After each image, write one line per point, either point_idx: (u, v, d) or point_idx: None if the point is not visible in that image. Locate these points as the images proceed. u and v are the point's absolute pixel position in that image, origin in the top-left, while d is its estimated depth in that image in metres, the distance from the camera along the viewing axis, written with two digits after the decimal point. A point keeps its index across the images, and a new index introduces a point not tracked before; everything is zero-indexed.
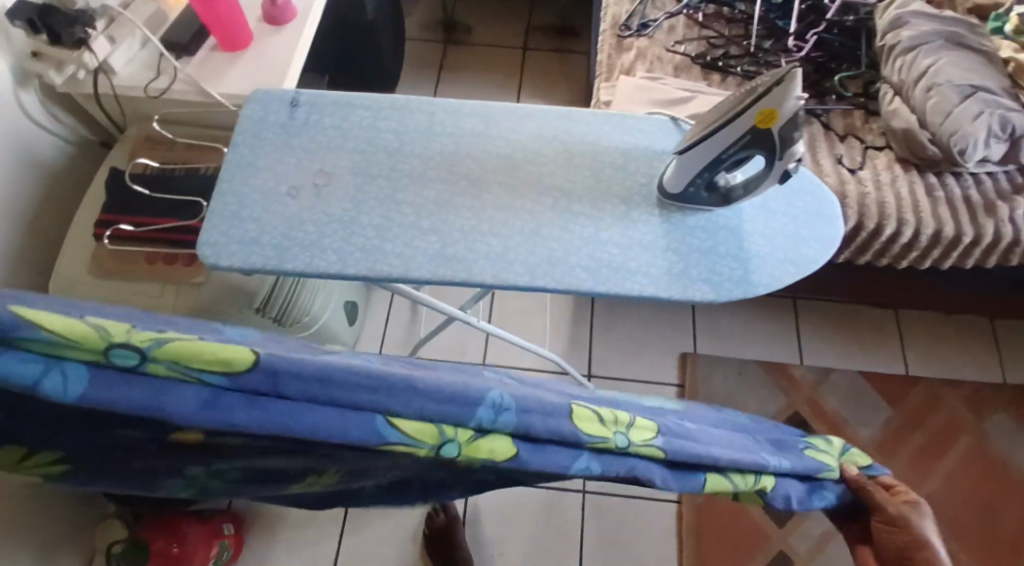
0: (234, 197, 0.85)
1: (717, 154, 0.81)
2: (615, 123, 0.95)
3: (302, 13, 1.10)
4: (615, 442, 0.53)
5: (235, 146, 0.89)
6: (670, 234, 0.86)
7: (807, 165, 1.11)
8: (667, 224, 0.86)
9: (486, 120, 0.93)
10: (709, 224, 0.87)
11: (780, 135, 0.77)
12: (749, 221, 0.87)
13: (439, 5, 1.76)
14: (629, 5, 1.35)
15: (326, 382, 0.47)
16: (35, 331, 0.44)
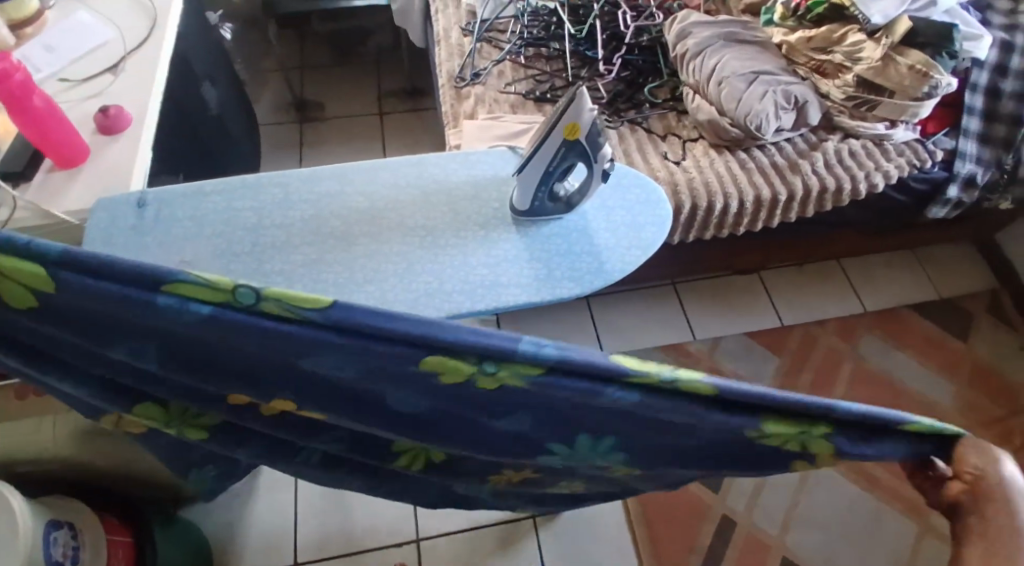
0: None
1: (545, 175, 0.87)
2: (458, 161, 0.98)
3: (141, 119, 1.07)
4: (658, 375, 0.52)
5: (84, 257, 0.84)
6: (528, 246, 0.90)
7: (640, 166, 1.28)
8: (524, 237, 0.90)
9: (346, 182, 0.93)
10: (560, 229, 0.92)
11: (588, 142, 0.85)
12: (593, 220, 0.94)
13: (288, 92, 2.16)
14: (459, 60, 1.50)
15: (393, 319, 0.49)
16: (186, 275, 0.48)
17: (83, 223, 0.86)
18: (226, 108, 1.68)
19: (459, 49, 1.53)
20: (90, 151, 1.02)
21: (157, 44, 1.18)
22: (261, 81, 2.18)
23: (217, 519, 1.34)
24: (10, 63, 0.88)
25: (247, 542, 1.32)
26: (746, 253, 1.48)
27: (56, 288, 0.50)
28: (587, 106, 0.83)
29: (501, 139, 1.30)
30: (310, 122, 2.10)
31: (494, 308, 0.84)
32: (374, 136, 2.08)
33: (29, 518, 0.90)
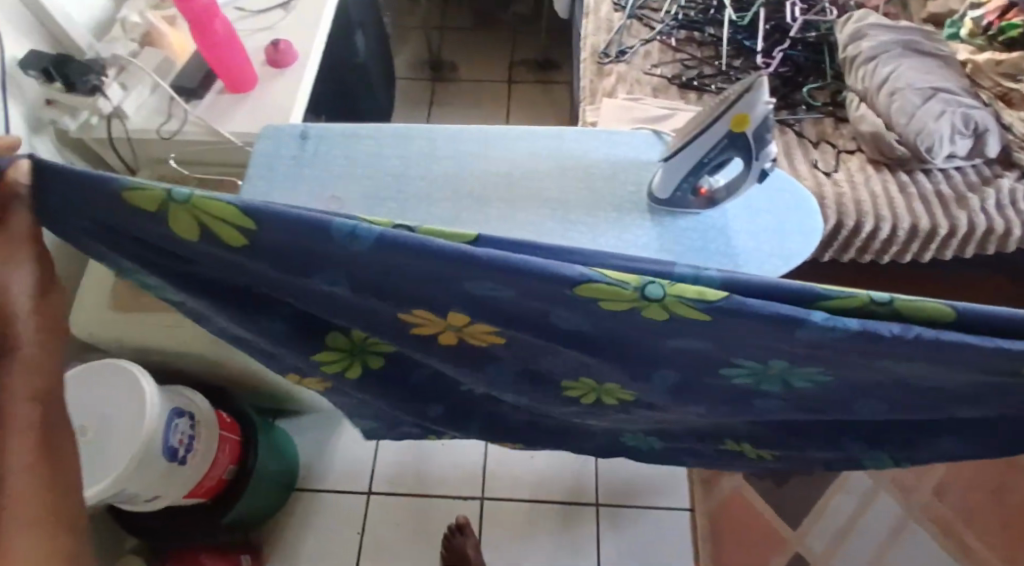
0: None
1: (696, 163, 0.83)
2: (605, 140, 0.96)
3: (306, 55, 1.13)
4: (868, 297, 0.48)
5: (247, 177, 0.89)
6: (663, 237, 0.87)
7: (785, 172, 1.22)
8: (659, 228, 0.87)
9: (493, 145, 0.94)
10: (698, 225, 0.88)
11: (755, 136, 0.79)
12: (735, 220, 0.89)
13: (426, 49, 2.19)
14: (606, 35, 1.47)
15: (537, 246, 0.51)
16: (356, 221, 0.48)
17: (250, 145, 0.91)
18: (369, 57, 1.73)
19: (607, 24, 1.49)
20: (257, 78, 1.10)
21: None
22: (402, 36, 2.22)
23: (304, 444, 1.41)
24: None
25: (328, 471, 1.38)
26: (880, 284, 1.37)
27: (238, 222, 0.49)
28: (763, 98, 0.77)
29: (640, 122, 1.26)
30: (441, 81, 2.12)
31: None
32: (500, 103, 2.08)
33: (157, 407, 0.98)
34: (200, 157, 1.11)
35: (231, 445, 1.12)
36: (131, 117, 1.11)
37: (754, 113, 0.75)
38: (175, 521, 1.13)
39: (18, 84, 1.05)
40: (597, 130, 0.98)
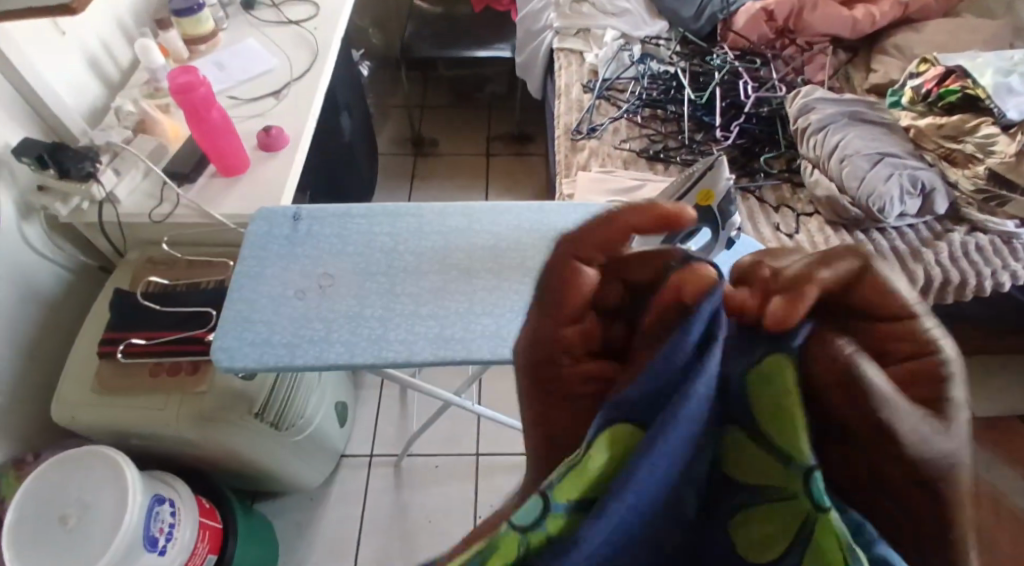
0: (246, 303, 0.90)
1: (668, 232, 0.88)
2: (578, 214, 1.03)
3: (296, 140, 1.26)
4: None
5: (241, 258, 0.96)
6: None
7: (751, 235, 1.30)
8: None
9: (475, 220, 1.01)
10: None
11: (720, 210, 0.87)
12: None
13: (407, 126, 2.29)
14: (577, 114, 1.57)
15: None
16: None
17: (244, 228, 0.98)
18: (351, 138, 1.82)
19: (578, 104, 1.59)
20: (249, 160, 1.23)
21: (311, 86, 1.37)
22: (384, 115, 2.32)
23: (293, 522, 1.40)
24: (201, 80, 1.08)
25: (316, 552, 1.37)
26: None
27: None
28: (724, 175, 0.85)
29: (613, 194, 1.33)
30: (423, 155, 2.21)
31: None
32: (479, 174, 2.17)
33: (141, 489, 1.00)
34: (192, 240, 1.22)
35: (212, 529, 1.13)
36: (122, 201, 1.17)
37: (719, 188, 0.84)
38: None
39: (10, 171, 1.12)
40: (575, 203, 1.05)
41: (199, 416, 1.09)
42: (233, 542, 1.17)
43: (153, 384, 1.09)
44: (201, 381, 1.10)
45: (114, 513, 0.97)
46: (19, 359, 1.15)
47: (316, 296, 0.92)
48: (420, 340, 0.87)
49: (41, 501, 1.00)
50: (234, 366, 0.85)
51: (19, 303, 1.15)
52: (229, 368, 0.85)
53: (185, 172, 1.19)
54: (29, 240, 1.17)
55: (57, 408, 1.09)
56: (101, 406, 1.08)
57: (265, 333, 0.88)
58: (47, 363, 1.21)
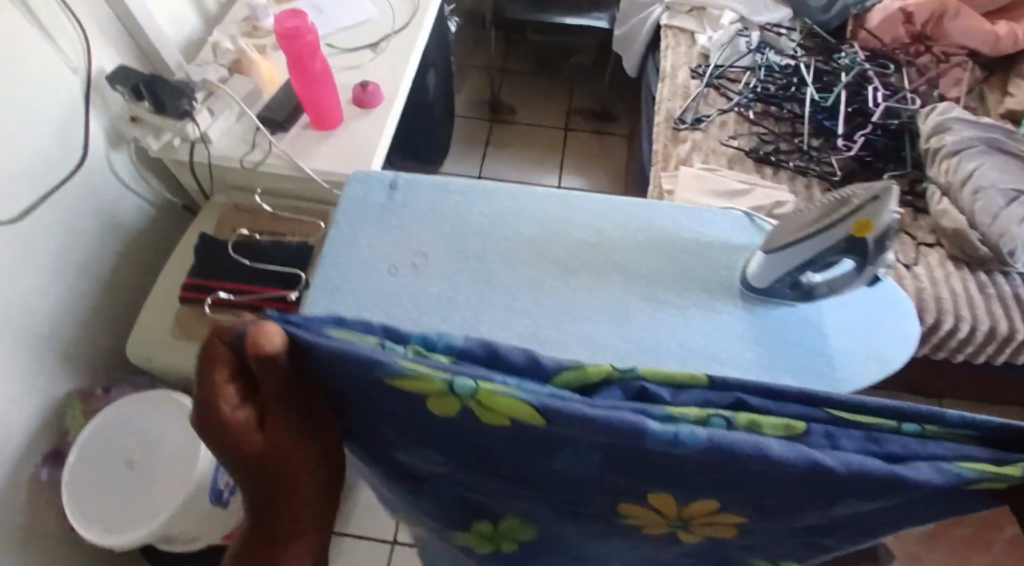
0: (338, 272, 0.85)
1: (804, 254, 0.80)
2: (689, 220, 0.95)
3: (391, 99, 1.22)
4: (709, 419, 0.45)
5: (335, 223, 0.91)
6: (749, 325, 0.85)
7: None
8: (752, 318, 0.86)
9: (581, 213, 0.94)
10: (793, 320, 0.86)
11: (875, 243, 0.76)
12: (829, 318, 0.87)
13: (486, 88, 2.17)
14: (682, 102, 1.45)
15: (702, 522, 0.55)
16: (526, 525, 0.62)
17: (342, 191, 0.93)
18: (434, 98, 1.76)
19: (684, 91, 1.47)
20: (342, 119, 1.18)
21: (408, 44, 1.30)
22: (465, 73, 2.20)
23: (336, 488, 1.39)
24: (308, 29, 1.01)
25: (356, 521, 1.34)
26: (947, 381, 1.34)
27: None
28: (890, 207, 0.73)
29: (718, 196, 1.24)
30: (499, 123, 2.10)
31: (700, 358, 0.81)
32: (556, 148, 2.05)
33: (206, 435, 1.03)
34: (280, 189, 1.18)
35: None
36: (214, 142, 1.12)
37: (879, 221, 0.72)
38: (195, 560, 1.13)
39: (103, 98, 1.08)
40: (690, 206, 0.97)
41: None
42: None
43: None
44: None
45: (181, 448, 1.01)
46: (95, 290, 1.13)
47: (404, 274, 0.86)
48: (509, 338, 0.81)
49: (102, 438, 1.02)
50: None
51: (102, 233, 1.13)
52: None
53: (276, 120, 1.15)
54: (115, 169, 1.14)
55: (132, 348, 1.07)
56: (174, 354, 1.07)
57: (350, 307, 0.82)
58: (121, 296, 1.19)
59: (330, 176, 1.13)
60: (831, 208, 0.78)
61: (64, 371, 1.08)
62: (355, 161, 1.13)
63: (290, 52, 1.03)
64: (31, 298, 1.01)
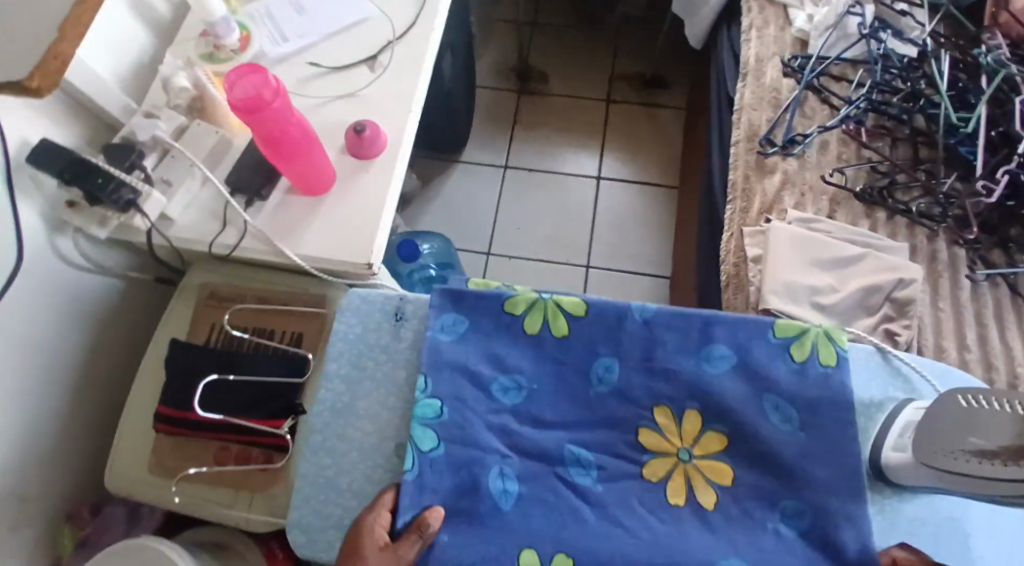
0: (363, 472, 0.73)
1: (987, 458, 0.62)
2: (808, 349, 0.76)
3: (396, 147, 0.95)
4: None
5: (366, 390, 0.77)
6: (883, 533, 0.70)
7: (993, 347, 0.94)
8: (881, 515, 0.71)
9: (660, 344, 0.77)
10: (936, 518, 0.71)
11: None
12: (974, 512, 0.72)
13: (513, 47, 1.80)
14: (771, 114, 1.12)
15: None
16: None
17: (330, 330, 0.78)
18: (451, 83, 1.44)
19: (773, 97, 1.13)
20: (337, 174, 0.93)
21: (414, 70, 1.01)
22: (488, 30, 1.83)
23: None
24: (270, 88, 0.77)
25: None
26: None
27: None
28: None
29: (816, 265, 0.97)
30: (528, 96, 1.75)
31: None
32: (596, 128, 1.71)
33: None
34: (260, 267, 0.94)
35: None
36: (176, 220, 0.90)
37: None
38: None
39: (34, 177, 0.83)
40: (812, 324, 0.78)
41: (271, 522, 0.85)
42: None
43: (216, 478, 0.85)
44: (274, 479, 0.85)
45: None
46: (60, 403, 0.93)
47: (420, 465, 0.71)
48: (595, 563, 0.68)
49: None
50: (313, 553, 0.72)
51: (59, 336, 0.91)
52: (311, 556, 0.72)
53: (252, 187, 0.91)
54: (65, 254, 0.90)
55: (109, 479, 0.87)
56: (153, 496, 0.86)
57: (351, 511, 0.73)
58: (97, 397, 0.99)
59: (320, 264, 0.90)
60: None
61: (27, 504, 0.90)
62: (354, 244, 0.89)
63: (252, 123, 0.78)
64: None
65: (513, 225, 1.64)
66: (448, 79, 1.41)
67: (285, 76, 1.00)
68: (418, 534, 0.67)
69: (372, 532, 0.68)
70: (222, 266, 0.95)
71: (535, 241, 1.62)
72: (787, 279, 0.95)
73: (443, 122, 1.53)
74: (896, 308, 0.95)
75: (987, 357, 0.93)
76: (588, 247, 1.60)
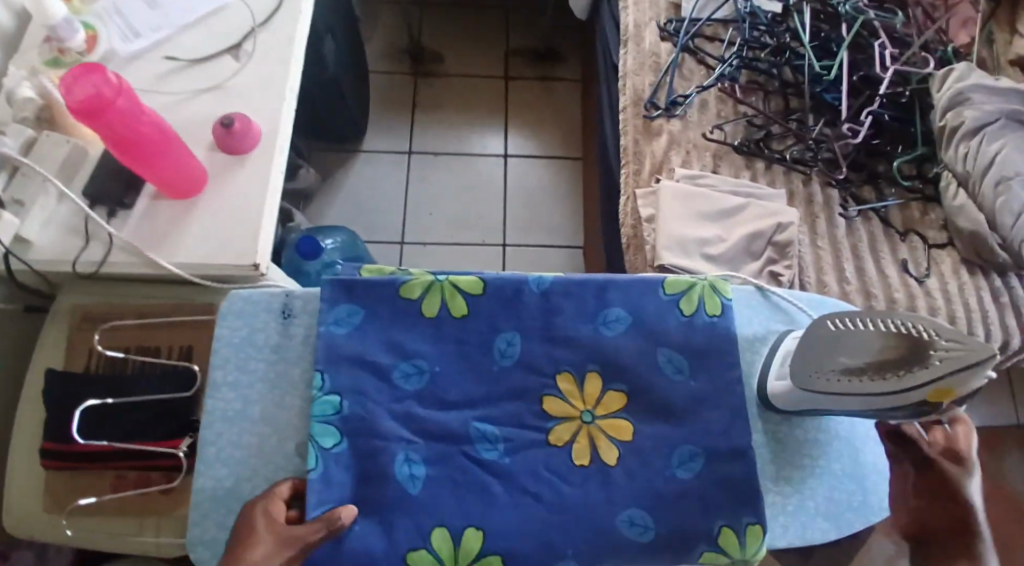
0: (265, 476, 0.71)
1: (855, 376, 0.66)
2: (698, 303, 0.78)
3: (271, 138, 0.92)
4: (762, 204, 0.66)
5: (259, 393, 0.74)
6: (774, 461, 0.75)
7: (872, 279, 0.98)
8: (774, 443, 0.75)
9: (559, 313, 0.78)
10: (824, 439, 0.75)
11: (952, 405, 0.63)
12: (860, 427, 0.77)
13: (404, 31, 1.77)
14: (652, 78, 1.12)
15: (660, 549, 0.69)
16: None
17: (214, 335, 0.75)
18: (339, 71, 1.40)
19: (652, 60, 1.14)
20: (208, 173, 0.89)
21: (281, 58, 0.97)
22: (376, 14, 1.78)
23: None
24: (112, 86, 0.72)
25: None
26: None
27: None
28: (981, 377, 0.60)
29: (706, 218, 0.99)
30: (424, 77, 1.72)
31: (733, 531, 0.70)
32: (495, 105, 1.70)
33: None
34: (136, 281, 0.88)
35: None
36: (34, 240, 0.82)
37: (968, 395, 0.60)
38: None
39: None
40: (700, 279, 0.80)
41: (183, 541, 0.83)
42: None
43: (115, 506, 0.81)
44: (180, 499, 0.82)
45: None
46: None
47: (326, 462, 0.70)
48: (505, 533, 0.70)
49: None
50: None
51: None
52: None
53: (114, 196, 0.85)
54: None
55: (3, 522, 0.82)
56: (52, 533, 0.82)
57: None
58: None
59: (200, 269, 0.85)
60: (895, 342, 0.65)
61: None
62: (235, 243, 0.86)
63: (98, 125, 0.73)
64: None
65: (423, 211, 1.62)
66: (334, 67, 1.37)
67: (137, 75, 0.95)
68: (320, 526, 0.66)
69: (270, 520, 0.67)
70: (92, 284, 0.89)
71: (447, 223, 1.61)
72: (674, 234, 0.96)
73: (335, 111, 1.48)
74: (777, 251, 0.98)
75: (864, 286, 0.97)
76: (501, 224, 1.61)
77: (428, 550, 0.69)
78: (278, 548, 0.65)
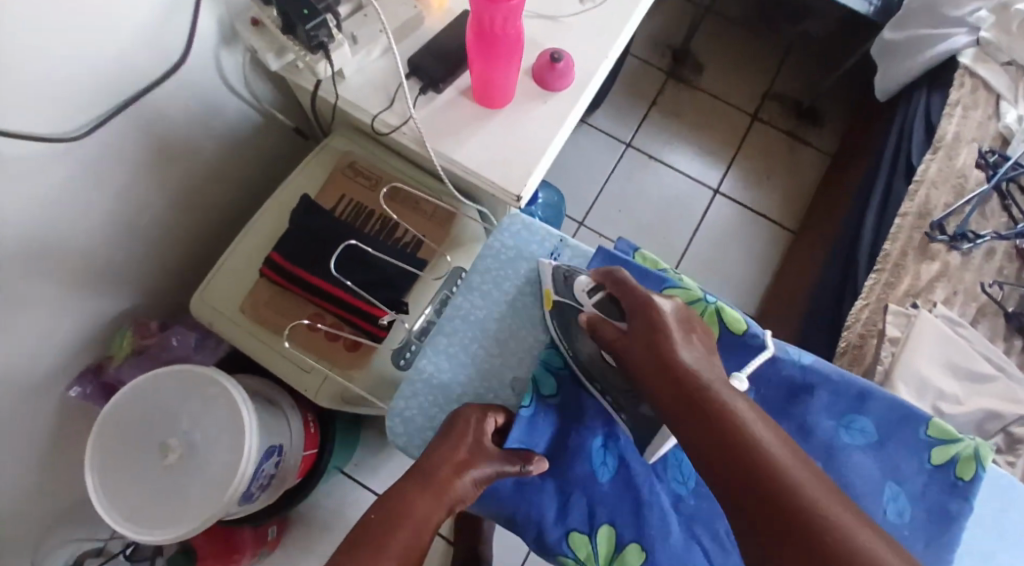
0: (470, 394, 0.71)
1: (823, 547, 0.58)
2: (952, 458, 0.70)
3: (580, 88, 0.87)
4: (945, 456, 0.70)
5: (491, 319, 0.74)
6: None
7: None
8: None
9: (810, 401, 0.72)
10: None
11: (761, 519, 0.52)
12: None
13: (681, 29, 1.72)
14: (949, 198, 1.07)
15: None
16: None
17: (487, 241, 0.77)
18: None
19: (956, 183, 1.08)
20: (517, 95, 0.87)
21: (625, 15, 0.93)
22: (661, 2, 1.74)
23: (355, 466, 1.30)
24: None
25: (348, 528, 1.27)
26: None
27: None
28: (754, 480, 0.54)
29: (945, 365, 0.94)
30: (677, 82, 1.67)
31: None
32: (731, 138, 1.63)
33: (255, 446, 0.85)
34: (405, 152, 0.90)
35: (305, 459, 1.05)
36: (348, 78, 0.85)
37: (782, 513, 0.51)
38: (233, 520, 1.08)
39: None
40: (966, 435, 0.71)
41: (341, 398, 0.87)
42: (320, 471, 1.10)
43: (304, 341, 0.85)
44: (358, 362, 0.85)
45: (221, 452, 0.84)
46: (167, 209, 0.92)
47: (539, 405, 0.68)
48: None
49: (149, 399, 0.86)
50: (406, 447, 0.71)
51: (190, 144, 0.89)
52: (403, 447, 0.71)
53: (432, 75, 0.84)
54: (223, 68, 0.87)
55: (196, 304, 0.86)
56: (236, 337, 0.86)
57: None
58: (201, 216, 0.99)
59: (466, 174, 0.84)
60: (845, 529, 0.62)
61: (105, 293, 0.89)
62: (508, 169, 0.83)
63: (479, 9, 0.72)
64: (81, 226, 0.80)
65: (617, 204, 1.57)
66: None
67: None
68: (517, 460, 0.63)
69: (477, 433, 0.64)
70: (366, 138, 0.92)
71: (633, 227, 1.56)
72: (915, 372, 0.92)
73: None
74: (1007, 442, 0.90)
75: None
76: (678, 253, 1.54)
77: (590, 540, 0.65)
78: (478, 458, 0.62)
